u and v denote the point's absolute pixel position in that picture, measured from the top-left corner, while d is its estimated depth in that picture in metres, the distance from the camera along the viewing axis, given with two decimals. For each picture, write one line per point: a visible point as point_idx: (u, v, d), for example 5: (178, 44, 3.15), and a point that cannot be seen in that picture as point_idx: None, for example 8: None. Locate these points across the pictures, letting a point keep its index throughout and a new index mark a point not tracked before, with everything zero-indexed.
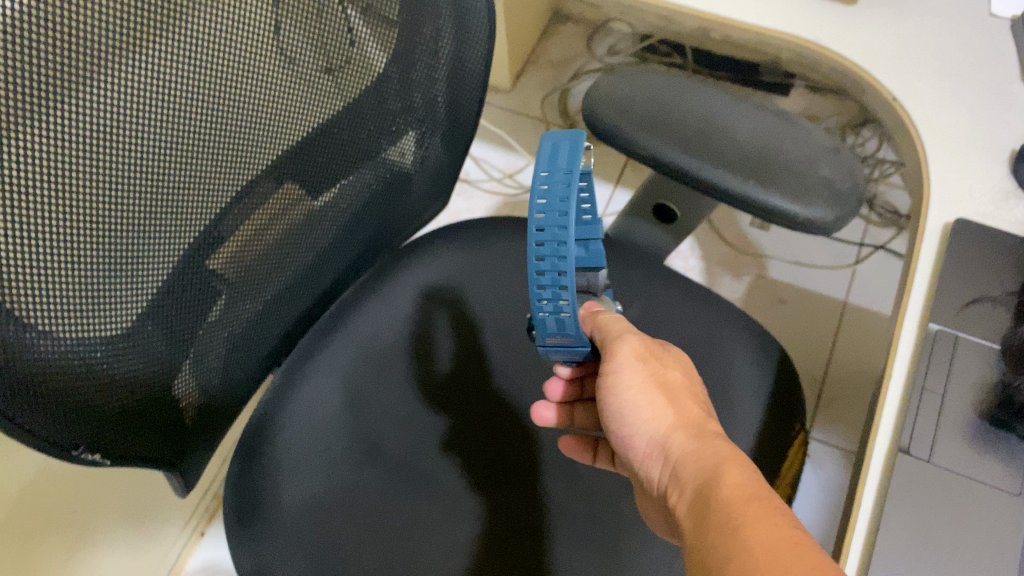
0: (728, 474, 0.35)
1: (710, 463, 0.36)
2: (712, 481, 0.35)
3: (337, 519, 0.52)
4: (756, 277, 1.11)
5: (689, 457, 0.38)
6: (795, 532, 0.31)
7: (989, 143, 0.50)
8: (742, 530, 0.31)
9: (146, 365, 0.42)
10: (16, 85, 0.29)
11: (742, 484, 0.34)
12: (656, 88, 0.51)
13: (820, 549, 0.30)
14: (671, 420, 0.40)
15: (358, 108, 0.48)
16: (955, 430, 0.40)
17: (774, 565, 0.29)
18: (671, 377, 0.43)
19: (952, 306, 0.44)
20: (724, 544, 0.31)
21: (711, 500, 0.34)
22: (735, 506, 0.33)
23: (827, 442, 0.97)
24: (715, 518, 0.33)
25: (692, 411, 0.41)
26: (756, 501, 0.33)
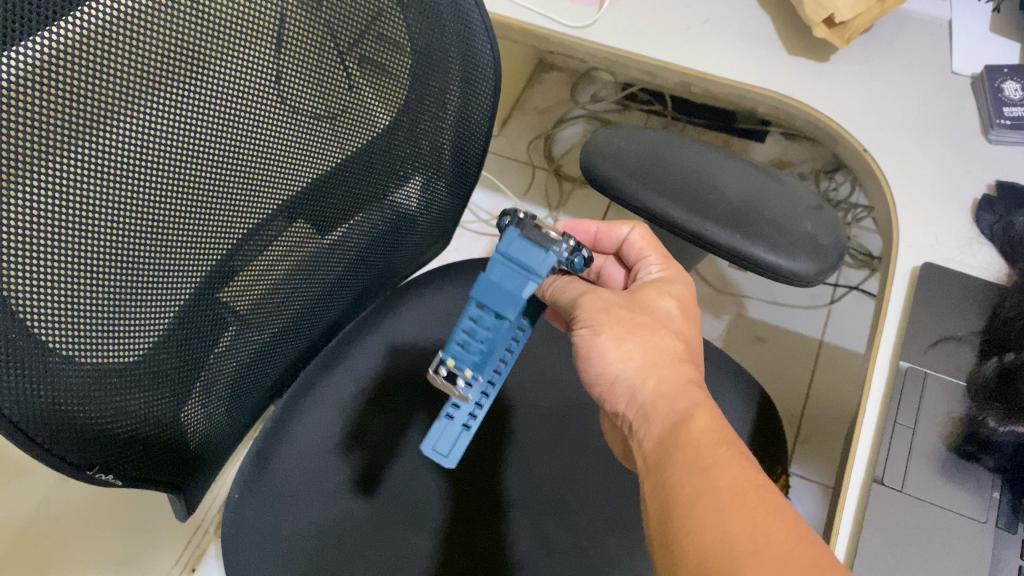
0: (695, 419, 0.40)
1: (681, 406, 0.41)
2: (682, 422, 0.40)
3: (332, 548, 0.53)
4: (735, 316, 1.14)
5: (660, 398, 0.42)
6: (757, 475, 0.37)
7: (953, 193, 0.53)
8: (710, 470, 0.37)
9: (154, 393, 0.44)
10: (30, 126, 0.31)
11: (709, 427, 0.39)
12: (649, 144, 0.54)
13: (778, 491, 0.36)
14: (636, 363, 0.44)
15: (364, 157, 0.51)
16: (926, 459, 0.42)
17: (741, 504, 0.35)
18: (640, 320, 0.45)
19: (922, 345, 0.47)
20: (692, 481, 0.37)
21: (682, 437, 0.39)
22: (704, 446, 0.38)
23: (806, 477, 0.99)
24: (680, 457, 0.38)
25: (662, 352, 0.44)
26: (722, 446, 0.38)
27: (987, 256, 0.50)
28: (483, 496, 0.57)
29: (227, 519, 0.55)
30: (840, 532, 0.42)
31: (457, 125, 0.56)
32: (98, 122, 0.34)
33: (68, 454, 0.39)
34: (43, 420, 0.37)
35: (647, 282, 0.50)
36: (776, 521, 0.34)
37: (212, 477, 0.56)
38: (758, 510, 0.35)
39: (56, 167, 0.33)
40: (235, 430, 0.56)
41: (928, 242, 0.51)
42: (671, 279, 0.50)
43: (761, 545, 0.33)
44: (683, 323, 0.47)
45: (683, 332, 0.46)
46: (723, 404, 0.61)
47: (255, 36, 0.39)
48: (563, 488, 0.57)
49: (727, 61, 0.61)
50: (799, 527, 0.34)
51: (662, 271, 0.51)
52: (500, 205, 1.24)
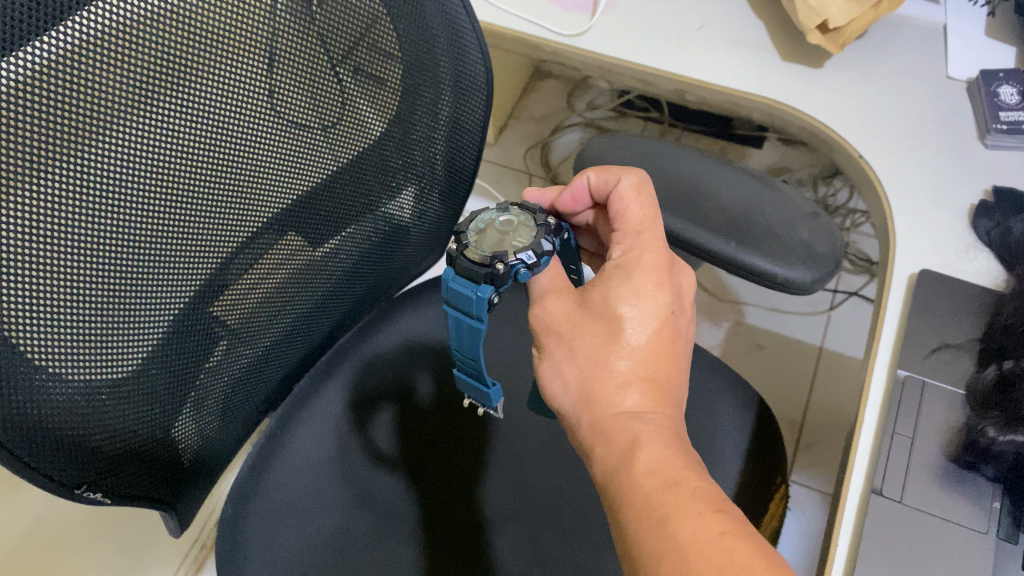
0: (642, 456, 0.39)
1: (621, 443, 0.40)
2: (626, 461, 0.39)
3: (325, 563, 0.53)
4: (734, 323, 1.13)
5: (601, 434, 0.42)
6: (722, 521, 0.35)
7: (950, 198, 0.53)
8: (668, 523, 0.35)
9: (144, 410, 0.44)
10: (20, 142, 0.31)
11: (655, 467, 0.38)
12: (643, 153, 0.54)
13: (746, 542, 0.34)
14: (574, 388, 0.44)
15: (356, 168, 0.50)
16: (924, 471, 0.42)
17: (702, 560, 0.33)
18: (582, 336, 0.44)
19: (919, 353, 0.46)
20: (652, 536, 0.35)
21: (627, 481, 0.38)
22: (656, 495, 0.37)
23: (808, 485, 0.99)
24: (630, 506, 0.37)
25: (603, 378, 0.43)
26: (675, 490, 0.36)
27: (985, 261, 0.50)
28: (478, 511, 0.56)
29: (220, 537, 0.54)
30: (840, 543, 0.41)
31: (450, 136, 0.56)
32: (84, 139, 0.33)
33: (54, 472, 0.39)
34: (29, 437, 0.36)
35: (606, 274, 0.46)
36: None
37: (205, 492, 0.56)
38: (720, 566, 0.33)
39: (42, 184, 0.32)
40: (229, 445, 0.56)
41: (925, 248, 0.51)
42: (627, 267, 0.45)
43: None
44: (636, 331, 0.43)
45: (638, 344, 0.43)
46: (721, 414, 0.60)
47: (248, 47, 0.39)
48: (561, 500, 0.57)
49: (721, 68, 0.60)
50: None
51: (624, 253, 0.46)
52: None
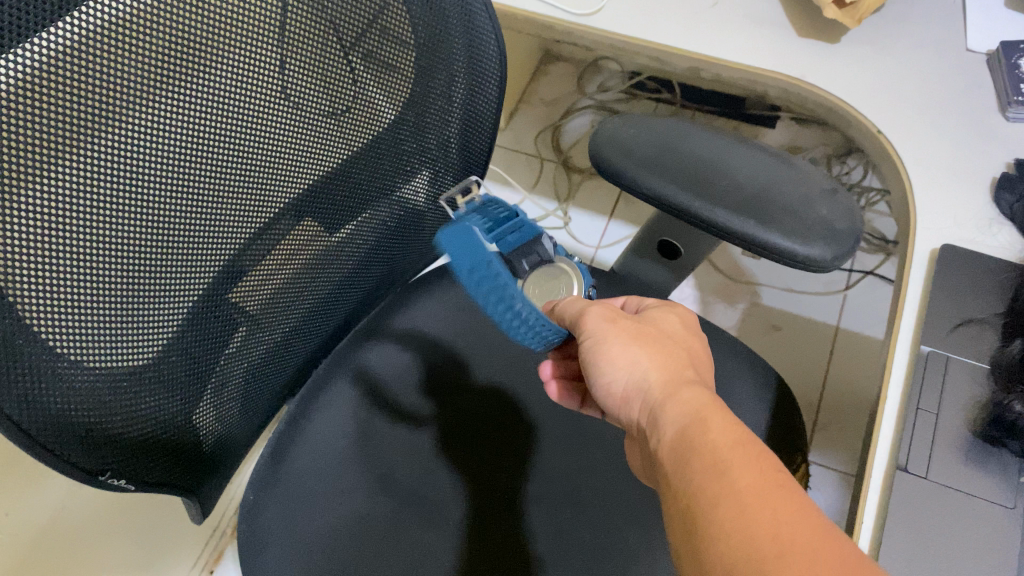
0: (712, 423, 0.38)
1: (694, 407, 0.39)
2: (700, 424, 0.38)
3: (348, 549, 0.53)
4: (750, 305, 1.13)
5: (672, 400, 0.40)
6: (776, 475, 0.35)
7: (972, 172, 0.52)
8: (728, 472, 0.35)
9: (165, 396, 0.44)
10: (39, 130, 0.31)
11: (728, 431, 0.37)
12: (658, 131, 0.53)
13: (799, 494, 0.34)
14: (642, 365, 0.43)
15: (370, 153, 0.50)
16: (950, 447, 0.42)
17: (763, 506, 0.33)
18: (643, 328, 0.45)
19: (942, 328, 0.46)
20: (714, 486, 0.35)
21: (699, 441, 0.37)
22: (722, 452, 0.36)
23: (825, 465, 0.99)
24: (698, 463, 0.36)
25: (669, 357, 0.43)
26: (741, 447, 0.36)
27: (1007, 236, 0.49)
28: (500, 492, 0.57)
29: (243, 520, 0.55)
30: (864, 523, 0.41)
31: (464, 117, 0.55)
32: (99, 127, 0.33)
33: (76, 456, 0.39)
34: (53, 424, 0.36)
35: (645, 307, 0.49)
36: (808, 534, 0.32)
37: (226, 479, 0.56)
38: (785, 518, 0.32)
39: (60, 173, 0.32)
40: (249, 432, 0.56)
41: (946, 223, 0.50)
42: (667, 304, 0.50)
43: (790, 554, 0.31)
44: (684, 336, 0.46)
45: (687, 345, 0.46)
46: (740, 393, 0.60)
47: (260, 34, 0.38)
48: (581, 483, 0.57)
49: (737, 45, 0.60)
50: (833, 540, 0.31)
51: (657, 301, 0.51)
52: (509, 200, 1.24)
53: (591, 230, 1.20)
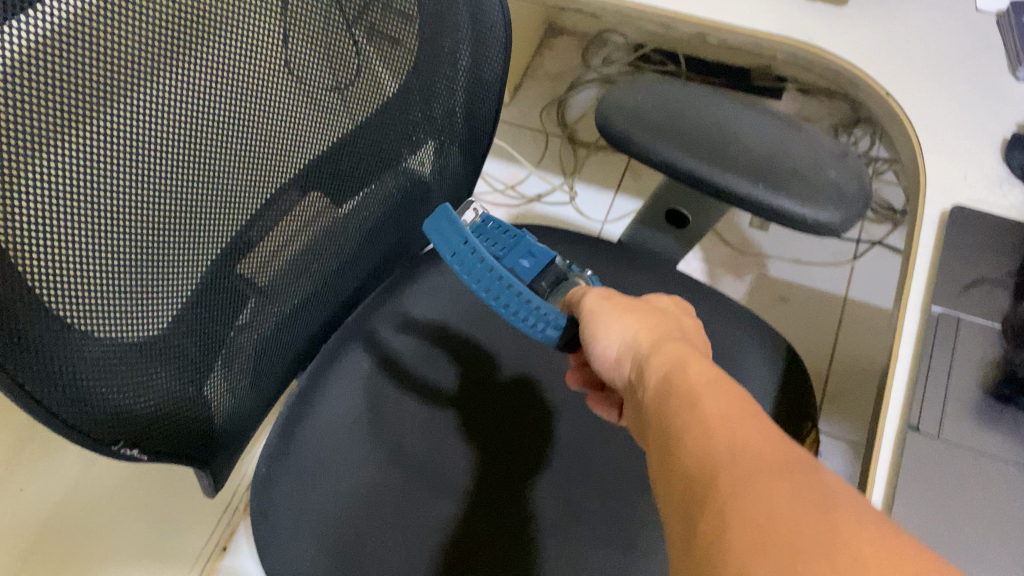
0: (691, 366, 0.37)
1: (674, 354, 0.38)
2: (677, 367, 0.37)
3: (360, 520, 0.53)
4: (757, 277, 1.12)
5: (655, 351, 0.39)
6: (744, 404, 0.33)
7: (981, 134, 0.52)
8: (698, 402, 0.33)
9: (175, 369, 0.44)
10: (51, 102, 0.30)
11: (705, 373, 0.36)
12: (665, 96, 0.53)
13: (765, 417, 0.32)
14: (633, 331, 0.42)
15: (375, 124, 0.50)
16: (961, 408, 0.42)
17: (725, 424, 0.31)
18: (638, 304, 0.45)
19: (953, 288, 0.46)
20: (681, 413, 0.33)
21: (676, 379, 0.36)
22: (695, 386, 0.35)
23: (834, 435, 0.99)
24: (673, 398, 0.35)
25: (659, 321, 0.43)
26: (715, 382, 0.35)
27: (1017, 196, 0.49)
28: (510, 462, 0.57)
29: (254, 493, 0.55)
30: (876, 483, 0.41)
31: (469, 86, 0.55)
32: (107, 99, 0.33)
33: (88, 428, 0.39)
34: (64, 396, 0.36)
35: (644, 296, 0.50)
36: (771, 443, 0.30)
37: (238, 452, 0.56)
38: (744, 430, 0.31)
39: (70, 146, 0.32)
40: (259, 405, 0.56)
41: (956, 184, 0.50)
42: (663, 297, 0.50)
43: (741, 456, 0.29)
44: (678, 316, 0.46)
45: (681, 321, 0.46)
46: (749, 360, 0.60)
47: (261, 4, 0.38)
48: (590, 453, 0.58)
49: (743, 9, 0.59)
50: (793, 450, 0.30)
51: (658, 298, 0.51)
52: (514, 175, 1.24)
53: (598, 205, 1.20)
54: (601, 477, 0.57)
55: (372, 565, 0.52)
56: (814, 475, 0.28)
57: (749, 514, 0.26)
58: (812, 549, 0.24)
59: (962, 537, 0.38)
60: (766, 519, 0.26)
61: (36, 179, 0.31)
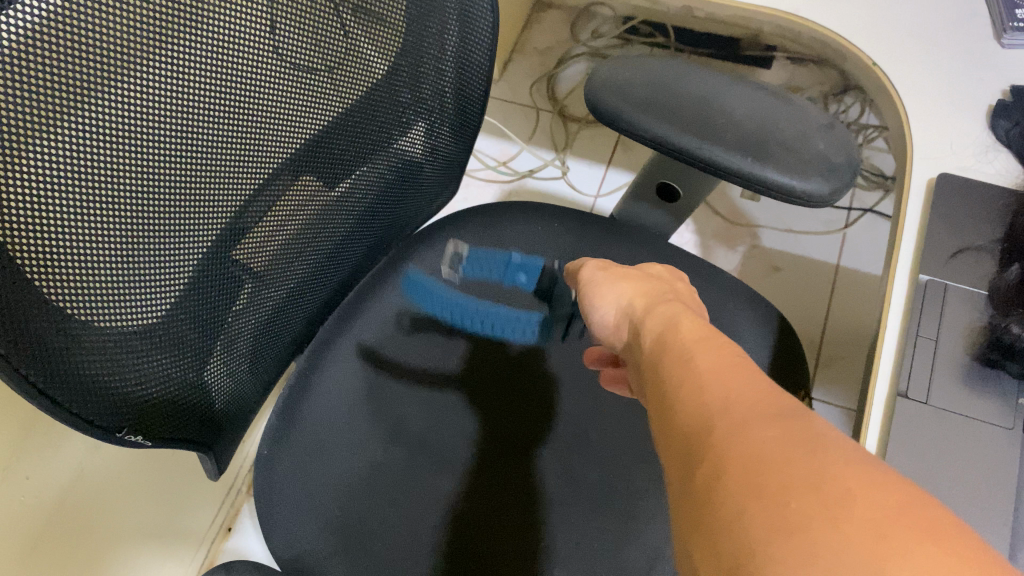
0: (682, 324, 0.39)
1: (667, 313, 0.41)
2: (671, 325, 0.39)
3: (362, 498, 0.54)
4: (750, 247, 1.13)
5: (649, 312, 0.42)
6: (737, 360, 0.34)
7: (968, 101, 0.52)
8: (693, 360, 0.34)
9: (175, 354, 0.45)
10: (41, 94, 0.30)
11: (695, 328, 0.38)
12: (654, 71, 0.53)
13: (762, 373, 0.32)
14: (627, 298, 0.45)
15: (365, 106, 0.50)
16: (950, 373, 0.42)
17: (715, 374, 0.32)
18: (634, 274, 0.48)
19: (941, 257, 0.46)
20: (676, 373, 0.34)
21: (670, 337, 0.38)
22: (688, 343, 0.36)
23: (828, 402, 1.01)
24: (667, 354, 0.36)
25: (655, 287, 0.46)
26: (704, 339, 0.36)
27: (1003, 162, 0.50)
28: (510, 437, 0.58)
29: (259, 475, 0.56)
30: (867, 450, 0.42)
31: (458, 67, 0.55)
32: (99, 88, 0.33)
33: (92, 415, 0.39)
34: (66, 383, 0.37)
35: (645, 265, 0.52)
36: (761, 394, 0.30)
37: (240, 435, 0.57)
38: (740, 386, 0.31)
39: (61, 137, 0.32)
40: (259, 389, 0.57)
41: (942, 153, 0.51)
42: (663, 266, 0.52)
43: (736, 409, 0.29)
44: (677, 281, 0.49)
45: (681, 286, 0.48)
46: (742, 332, 0.61)
47: None
48: (588, 425, 0.58)
49: None
50: (781, 398, 0.30)
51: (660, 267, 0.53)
52: (507, 152, 1.24)
53: (591, 178, 1.20)
54: (598, 450, 0.57)
55: (376, 542, 0.53)
56: (807, 421, 0.28)
57: (740, 459, 0.27)
58: (798, 486, 0.25)
59: (954, 500, 0.39)
60: (755, 462, 0.26)
61: (29, 172, 0.31)
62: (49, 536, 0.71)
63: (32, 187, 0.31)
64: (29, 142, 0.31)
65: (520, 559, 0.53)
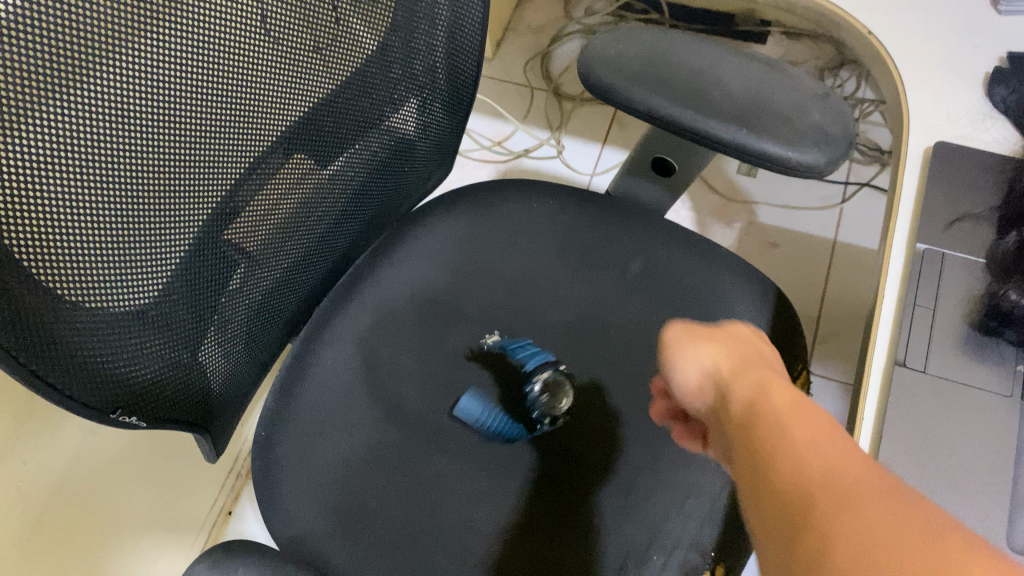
0: (776, 395, 0.38)
1: (759, 385, 0.39)
2: (763, 396, 0.38)
3: (360, 478, 0.54)
4: (747, 224, 1.12)
5: (740, 380, 0.41)
6: (833, 431, 0.34)
7: (964, 69, 0.52)
8: (787, 428, 0.34)
9: (170, 336, 0.44)
10: (28, 77, 0.30)
11: (791, 400, 0.37)
12: (647, 43, 0.52)
13: (856, 446, 0.33)
14: (712, 358, 0.44)
15: (356, 83, 0.50)
16: (947, 341, 0.42)
17: (812, 450, 0.32)
18: (714, 333, 0.46)
19: (938, 226, 0.46)
20: (776, 447, 0.34)
21: (762, 406, 0.37)
22: (782, 414, 0.36)
23: (827, 377, 1.01)
24: (761, 423, 0.36)
25: (739, 352, 0.44)
26: (801, 410, 0.36)
27: (1000, 130, 0.49)
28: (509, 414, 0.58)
29: (258, 457, 0.56)
30: (864, 420, 0.42)
31: (449, 42, 0.54)
32: (88, 71, 0.33)
33: (87, 398, 0.39)
34: (60, 366, 0.37)
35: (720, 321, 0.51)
36: (860, 468, 0.31)
37: (238, 417, 0.57)
38: (833, 458, 0.31)
39: (51, 121, 0.32)
40: (255, 370, 0.57)
41: (938, 122, 0.50)
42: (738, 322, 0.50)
43: (839, 484, 0.30)
44: (755, 341, 0.47)
45: (762, 348, 0.46)
46: (740, 306, 0.61)
47: None
48: (587, 400, 0.58)
49: None
50: (885, 475, 0.30)
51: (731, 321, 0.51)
52: (501, 132, 1.24)
53: (586, 157, 1.20)
54: (597, 426, 0.57)
55: (375, 521, 0.53)
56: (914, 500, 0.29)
57: (854, 541, 0.27)
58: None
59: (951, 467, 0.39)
60: (869, 545, 0.26)
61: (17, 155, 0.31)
62: (47, 521, 0.70)
63: (17, 167, 0.31)
64: (18, 127, 0.30)
65: (520, 537, 0.53)
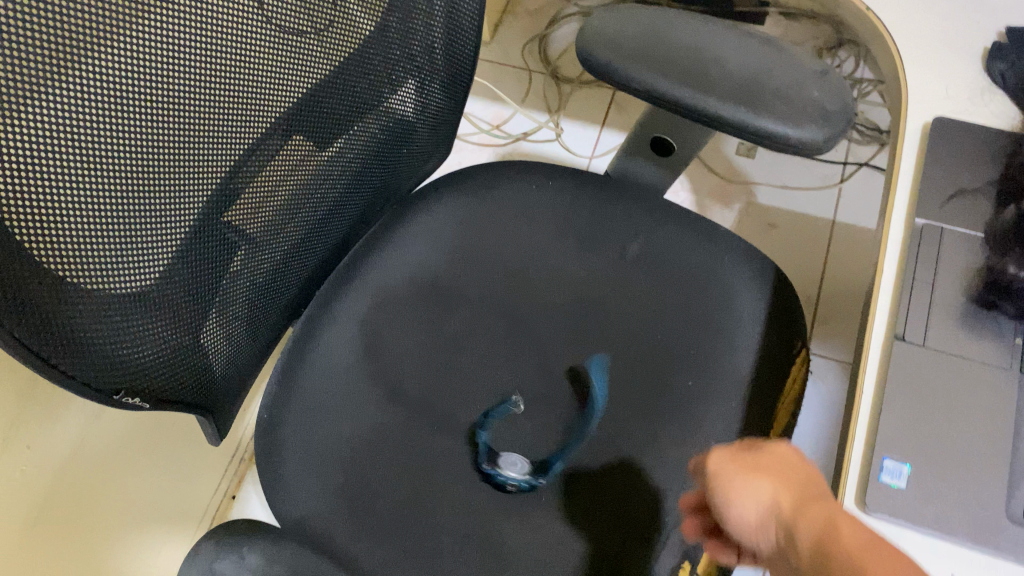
0: (843, 526, 0.30)
1: (825, 516, 0.30)
2: (827, 529, 0.30)
3: (363, 459, 0.55)
4: (746, 205, 1.12)
5: (802, 510, 0.31)
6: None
7: (962, 45, 0.52)
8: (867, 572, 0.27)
9: (170, 319, 0.44)
10: (24, 55, 0.30)
11: (864, 535, 0.29)
12: (646, 21, 0.52)
13: None
14: (771, 493, 0.33)
15: (355, 64, 0.50)
16: (947, 314, 0.42)
17: None
18: (769, 461, 0.35)
19: (936, 200, 0.46)
20: None
21: (829, 540, 0.29)
22: (857, 553, 0.28)
23: (827, 357, 1.01)
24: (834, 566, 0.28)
25: (800, 479, 0.34)
26: (879, 550, 0.28)
27: (998, 105, 0.49)
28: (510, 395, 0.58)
29: (259, 438, 0.56)
30: (864, 393, 0.42)
31: (447, 23, 0.54)
32: (84, 51, 0.33)
33: (89, 378, 0.39)
34: (62, 346, 0.37)
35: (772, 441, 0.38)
36: None
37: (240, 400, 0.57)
38: None
39: (49, 100, 0.32)
40: (257, 353, 0.57)
41: (936, 98, 0.50)
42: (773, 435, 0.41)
43: None
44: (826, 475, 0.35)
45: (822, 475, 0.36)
46: (739, 286, 0.61)
47: None
48: (587, 381, 0.58)
49: None
50: None
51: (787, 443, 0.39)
52: (499, 115, 1.23)
53: (585, 140, 1.19)
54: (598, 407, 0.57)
55: (378, 502, 0.53)
56: None
57: None
58: None
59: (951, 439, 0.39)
60: None
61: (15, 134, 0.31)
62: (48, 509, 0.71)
63: (15, 146, 0.31)
64: (16, 106, 0.30)
65: (523, 517, 0.53)
